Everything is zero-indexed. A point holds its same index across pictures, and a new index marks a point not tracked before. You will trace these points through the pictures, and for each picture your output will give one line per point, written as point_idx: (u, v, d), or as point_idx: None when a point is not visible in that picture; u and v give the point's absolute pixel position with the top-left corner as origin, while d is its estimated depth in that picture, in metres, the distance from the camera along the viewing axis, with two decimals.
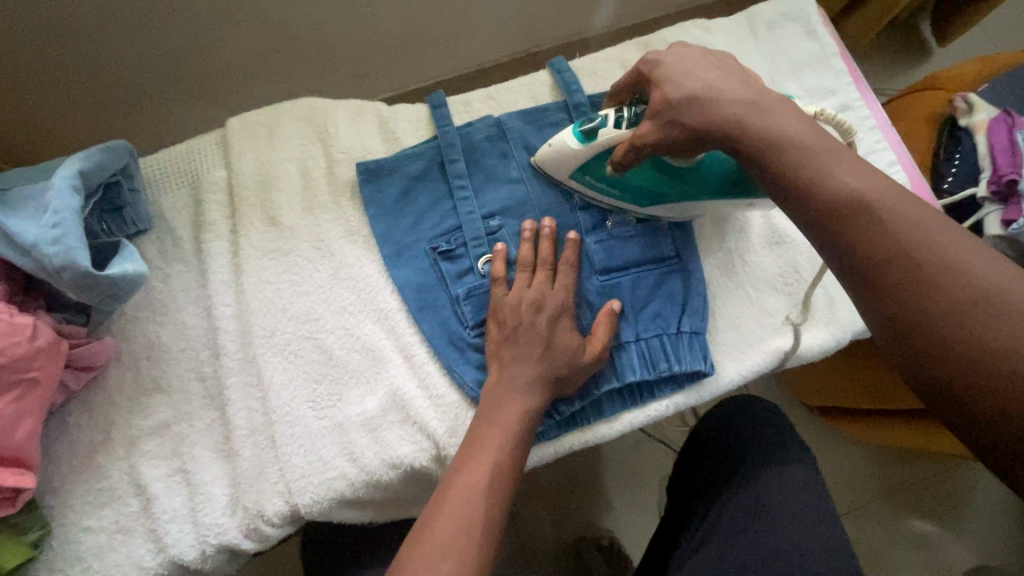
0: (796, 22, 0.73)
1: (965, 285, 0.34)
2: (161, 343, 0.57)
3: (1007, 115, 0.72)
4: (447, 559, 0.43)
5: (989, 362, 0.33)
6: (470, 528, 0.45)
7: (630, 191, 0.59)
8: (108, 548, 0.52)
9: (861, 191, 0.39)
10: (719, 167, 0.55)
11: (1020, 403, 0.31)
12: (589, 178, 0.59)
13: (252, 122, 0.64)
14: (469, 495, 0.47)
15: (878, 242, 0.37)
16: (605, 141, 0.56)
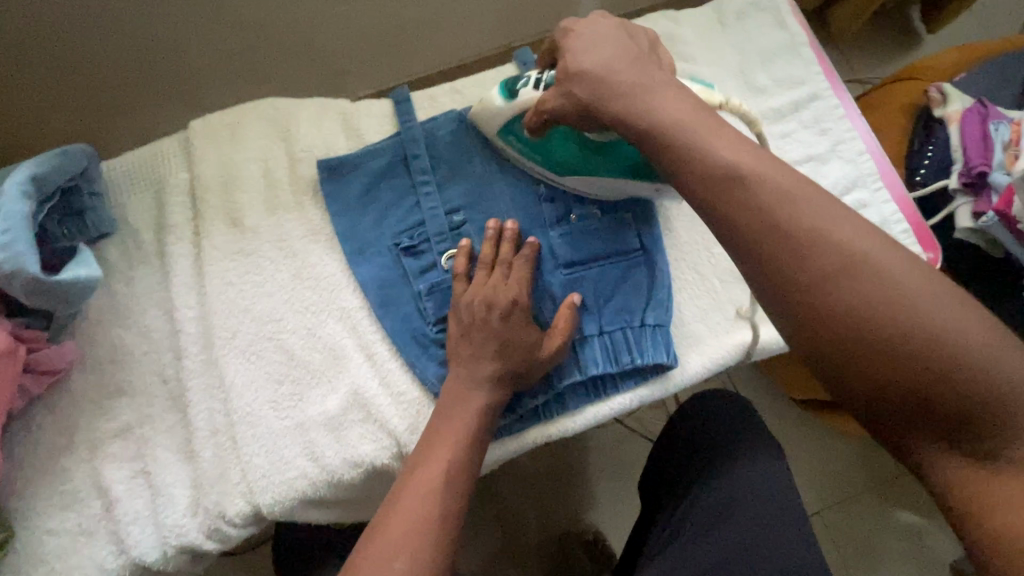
0: (766, 11, 0.72)
1: (858, 270, 0.34)
2: (124, 346, 0.57)
3: (981, 104, 0.70)
4: (402, 556, 0.43)
5: (880, 345, 0.33)
6: (425, 523, 0.45)
7: (547, 158, 0.59)
8: (71, 550, 0.52)
9: (767, 182, 0.37)
10: (629, 152, 0.55)
11: (909, 384, 0.33)
12: (514, 139, 0.60)
13: (214, 122, 0.63)
14: (426, 491, 0.46)
15: (786, 236, 0.36)
16: (521, 104, 0.56)
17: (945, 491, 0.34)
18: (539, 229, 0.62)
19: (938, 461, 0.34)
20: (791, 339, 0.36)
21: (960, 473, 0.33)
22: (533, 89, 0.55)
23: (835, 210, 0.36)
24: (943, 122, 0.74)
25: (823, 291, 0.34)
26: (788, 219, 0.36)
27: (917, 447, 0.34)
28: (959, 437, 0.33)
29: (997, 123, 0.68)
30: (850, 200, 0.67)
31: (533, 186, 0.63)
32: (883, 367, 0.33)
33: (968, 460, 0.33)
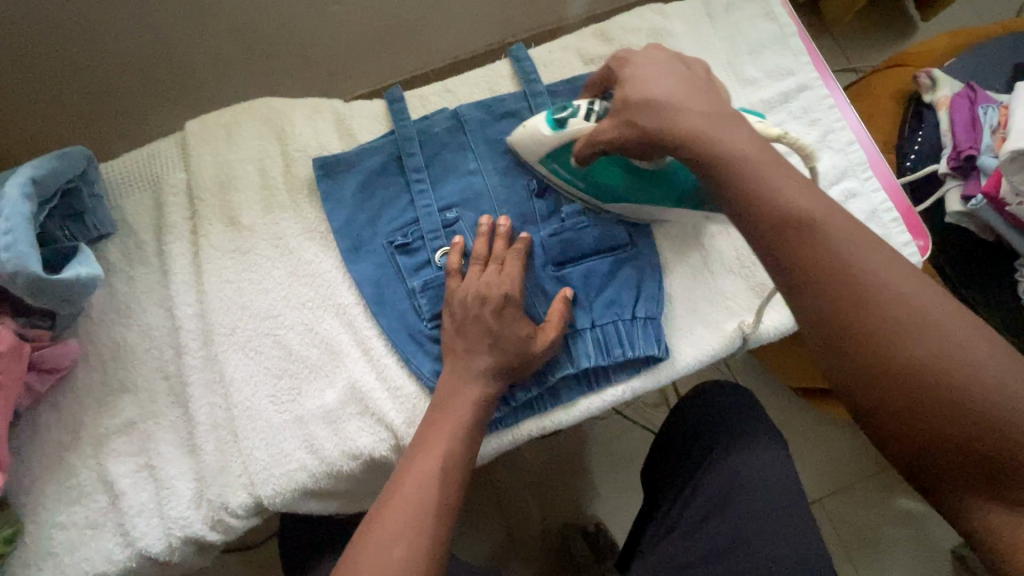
0: (754, 3, 0.72)
1: (907, 324, 0.37)
2: (126, 343, 0.59)
3: (969, 89, 0.71)
4: (401, 543, 0.45)
5: (924, 399, 0.36)
6: (423, 514, 0.46)
7: (595, 186, 0.60)
8: (78, 543, 0.53)
9: (826, 231, 0.39)
10: (686, 181, 0.56)
11: (945, 434, 0.36)
12: (559, 167, 0.60)
13: (210, 124, 0.64)
14: (424, 483, 0.48)
15: (841, 286, 0.38)
16: (570, 134, 0.57)
17: (972, 531, 0.37)
18: (531, 224, 0.63)
19: (971, 504, 0.37)
20: (843, 383, 0.39)
21: (994, 521, 0.36)
22: (585, 120, 0.55)
23: (891, 263, 0.38)
24: (932, 108, 0.75)
25: (878, 350, 0.37)
26: (844, 273, 0.38)
27: (948, 492, 0.38)
28: (996, 486, 0.36)
29: (986, 107, 0.69)
30: (839, 189, 0.67)
31: (525, 181, 0.64)
32: (925, 418, 0.36)
33: (1000, 506, 0.36)
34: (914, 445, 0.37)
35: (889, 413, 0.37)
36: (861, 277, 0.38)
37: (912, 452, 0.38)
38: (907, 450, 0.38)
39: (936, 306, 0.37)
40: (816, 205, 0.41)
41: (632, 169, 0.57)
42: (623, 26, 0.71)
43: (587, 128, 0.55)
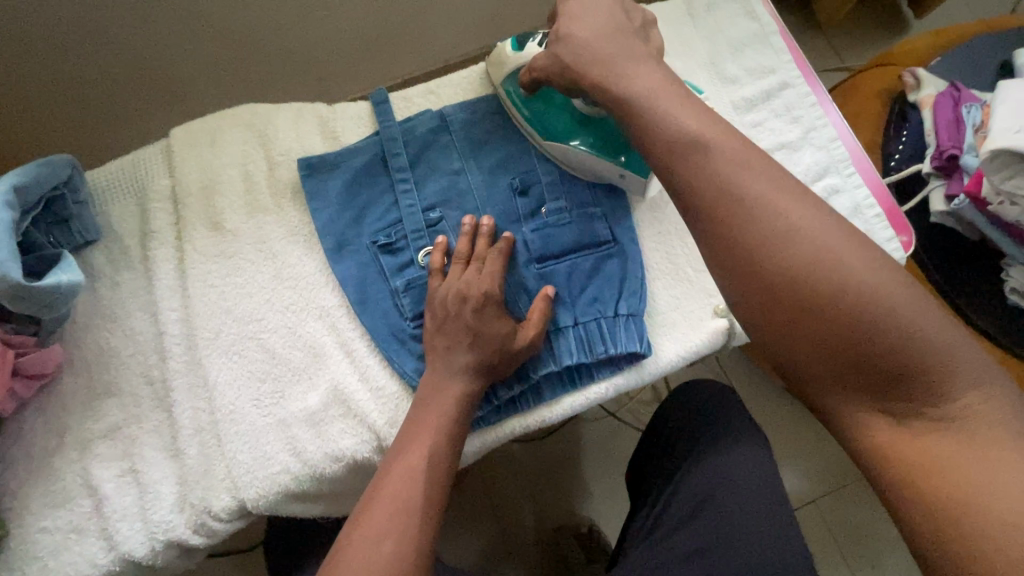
0: (736, 3, 0.73)
1: (791, 235, 0.38)
2: (110, 348, 0.59)
3: (952, 88, 0.71)
4: (390, 537, 0.45)
5: (813, 307, 0.37)
6: (410, 510, 0.46)
7: (537, 119, 0.63)
8: (62, 548, 0.54)
9: (720, 153, 0.41)
10: (613, 129, 0.60)
11: (834, 341, 0.36)
12: (513, 92, 0.63)
13: (194, 130, 0.65)
14: (409, 479, 0.48)
15: (731, 199, 0.40)
16: (522, 56, 0.61)
17: (866, 449, 0.37)
18: (514, 223, 0.63)
19: (862, 419, 0.37)
20: (741, 300, 0.40)
21: (887, 438, 0.37)
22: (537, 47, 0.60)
23: (777, 181, 0.40)
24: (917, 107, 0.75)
25: (769, 269, 0.38)
26: (734, 189, 0.40)
27: (843, 407, 0.38)
28: (886, 399, 0.37)
29: (970, 106, 0.68)
30: (821, 186, 0.67)
31: (507, 182, 0.65)
32: (815, 327, 0.37)
33: (890, 420, 0.37)
34: (809, 358, 0.37)
35: (781, 325, 0.38)
36: (749, 193, 0.40)
37: (808, 366, 0.38)
38: (804, 364, 0.38)
39: (820, 221, 0.39)
40: (725, 140, 0.42)
41: (572, 105, 0.61)
42: None
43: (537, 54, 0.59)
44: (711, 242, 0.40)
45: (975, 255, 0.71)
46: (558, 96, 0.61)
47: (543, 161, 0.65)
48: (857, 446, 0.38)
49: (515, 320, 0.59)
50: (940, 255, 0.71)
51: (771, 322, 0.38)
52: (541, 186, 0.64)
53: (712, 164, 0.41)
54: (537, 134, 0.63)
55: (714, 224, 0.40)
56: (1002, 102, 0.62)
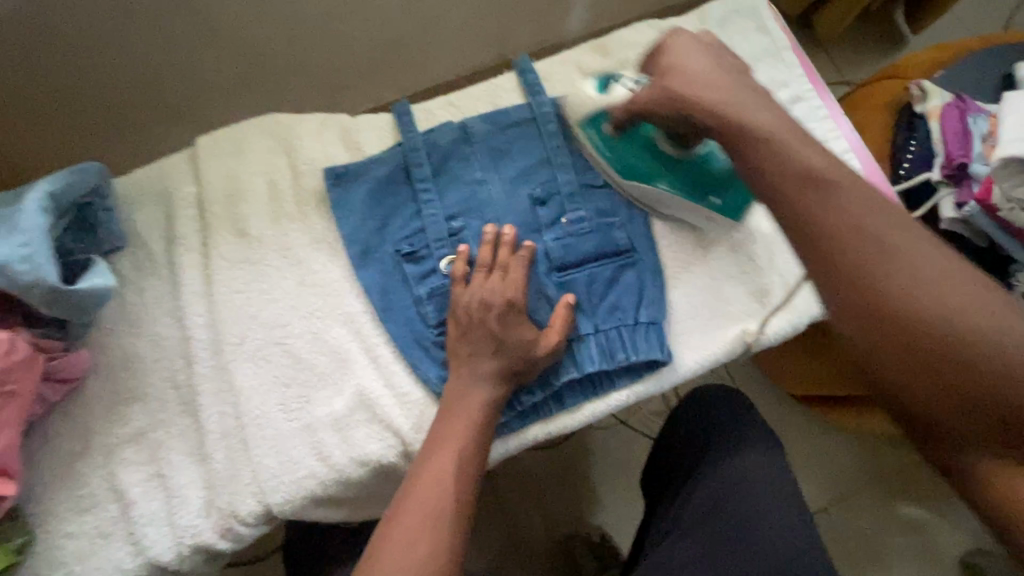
0: (747, 18, 0.75)
1: (917, 291, 0.42)
2: (136, 354, 0.59)
3: (959, 100, 0.73)
4: (423, 541, 0.46)
5: (940, 358, 0.41)
6: (441, 514, 0.47)
7: (622, 162, 0.64)
8: (89, 553, 0.54)
9: (843, 205, 0.45)
10: (714, 163, 0.63)
11: (962, 390, 0.40)
12: (594, 133, 0.64)
13: (220, 139, 0.66)
14: (439, 482, 0.49)
15: (854, 254, 0.44)
16: (612, 99, 0.62)
17: (983, 486, 0.42)
18: (535, 231, 0.65)
19: (979, 460, 0.42)
20: (868, 353, 0.43)
21: (998, 476, 0.42)
22: (628, 88, 0.62)
23: (902, 234, 0.44)
24: (924, 117, 0.76)
25: (902, 318, 0.42)
26: (861, 244, 0.44)
27: (964, 448, 0.42)
28: (1005, 441, 0.41)
29: (975, 117, 0.71)
30: None
31: (527, 191, 0.66)
32: (942, 378, 0.41)
33: (1006, 459, 0.41)
34: (935, 405, 0.41)
35: (908, 376, 0.42)
36: (876, 249, 0.43)
37: (933, 413, 0.42)
38: (929, 411, 0.42)
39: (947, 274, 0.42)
40: (847, 186, 0.46)
41: (664, 148, 0.63)
42: (621, 41, 0.73)
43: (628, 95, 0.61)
44: (841, 297, 0.44)
45: (984, 261, 0.72)
46: (648, 138, 0.63)
47: (562, 171, 0.66)
48: (971, 483, 0.43)
49: (536, 326, 0.59)
50: None
51: (899, 372, 0.42)
52: (561, 195, 0.65)
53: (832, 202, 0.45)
54: (620, 177, 0.64)
55: (838, 256, 0.44)
56: (1009, 113, 0.64)
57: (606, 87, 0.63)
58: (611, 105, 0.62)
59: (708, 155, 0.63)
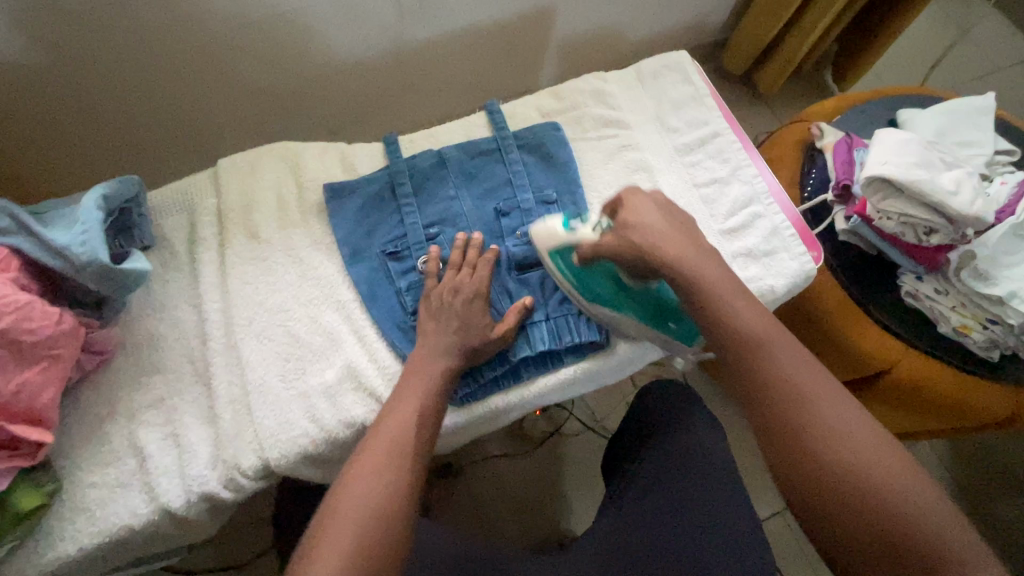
0: (675, 71, 0.92)
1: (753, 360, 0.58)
2: (158, 333, 0.70)
3: (846, 137, 0.89)
4: (389, 473, 0.54)
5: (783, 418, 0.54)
6: (404, 450, 0.56)
7: (585, 286, 0.72)
8: (108, 500, 0.62)
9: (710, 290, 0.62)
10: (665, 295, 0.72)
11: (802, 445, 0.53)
12: (561, 262, 0.72)
13: (238, 160, 0.79)
14: (399, 425, 0.58)
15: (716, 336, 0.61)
16: (579, 238, 0.71)
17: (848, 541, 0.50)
18: (498, 238, 0.78)
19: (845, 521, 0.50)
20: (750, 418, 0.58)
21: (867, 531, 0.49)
22: (593, 231, 0.71)
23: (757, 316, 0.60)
24: (823, 152, 0.93)
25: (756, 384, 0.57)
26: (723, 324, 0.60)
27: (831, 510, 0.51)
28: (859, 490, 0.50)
29: (859, 150, 0.87)
30: (747, 212, 0.83)
31: (493, 206, 0.80)
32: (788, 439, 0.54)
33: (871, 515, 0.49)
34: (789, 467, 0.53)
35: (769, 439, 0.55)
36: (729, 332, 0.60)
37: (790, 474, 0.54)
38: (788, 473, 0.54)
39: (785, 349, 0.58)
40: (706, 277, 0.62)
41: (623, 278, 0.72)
42: (573, 88, 0.90)
43: (593, 239, 0.70)
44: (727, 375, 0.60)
45: (875, 267, 0.87)
46: (606, 271, 0.72)
47: (522, 191, 0.80)
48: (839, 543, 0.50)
49: (494, 318, 0.72)
50: (848, 267, 0.87)
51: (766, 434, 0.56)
52: (520, 209, 0.79)
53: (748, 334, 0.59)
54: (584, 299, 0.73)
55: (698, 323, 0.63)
56: (874, 144, 0.79)
57: (571, 226, 0.72)
58: (576, 243, 0.71)
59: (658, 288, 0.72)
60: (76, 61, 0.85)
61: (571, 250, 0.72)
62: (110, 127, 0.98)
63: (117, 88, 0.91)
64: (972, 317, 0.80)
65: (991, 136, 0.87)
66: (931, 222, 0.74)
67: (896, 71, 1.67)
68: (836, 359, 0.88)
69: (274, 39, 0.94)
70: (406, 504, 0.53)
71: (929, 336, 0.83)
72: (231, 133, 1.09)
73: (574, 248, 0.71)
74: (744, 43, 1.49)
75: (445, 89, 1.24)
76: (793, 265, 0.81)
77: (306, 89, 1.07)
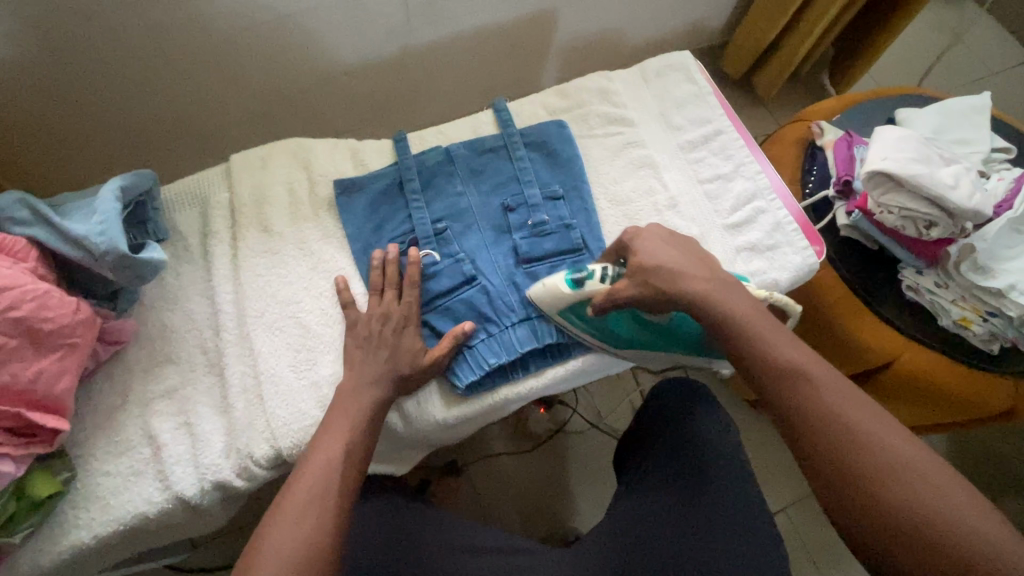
0: (678, 71, 0.94)
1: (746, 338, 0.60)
2: (172, 325, 0.71)
3: (846, 134, 0.91)
4: (313, 516, 0.54)
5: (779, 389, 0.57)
6: (332, 486, 0.56)
7: (605, 332, 0.73)
8: (122, 488, 0.63)
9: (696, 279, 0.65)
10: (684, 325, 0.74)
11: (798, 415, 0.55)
12: (575, 318, 0.72)
13: (250, 156, 0.81)
14: (333, 460, 0.58)
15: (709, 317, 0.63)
16: (589, 292, 0.70)
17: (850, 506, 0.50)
18: (506, 232, 0.79)
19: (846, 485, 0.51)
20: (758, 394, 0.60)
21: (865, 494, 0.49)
22: (602, 283, 0.70)
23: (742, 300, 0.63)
24: (823, 149, 0.95)
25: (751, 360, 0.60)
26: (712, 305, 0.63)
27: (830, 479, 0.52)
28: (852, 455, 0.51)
29: (859, 147, 0.89)
30: (750, 207, 0.84)
31: (501, 201, 0.81)
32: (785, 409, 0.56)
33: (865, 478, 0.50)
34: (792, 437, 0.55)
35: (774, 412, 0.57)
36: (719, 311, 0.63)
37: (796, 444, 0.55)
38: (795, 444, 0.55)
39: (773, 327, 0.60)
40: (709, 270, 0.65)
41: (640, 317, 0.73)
42: (578, 87, 0.91)
43: (605, 291, 0.69)
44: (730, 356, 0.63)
45: (877, 262, 0.88)
46: (623, 314, 0.73)
47: (530, 186, 0.81)
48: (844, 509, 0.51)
49: (426, 341, 0.72)
50: (850, 262, 0.88)
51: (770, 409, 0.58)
52: (528, 204, 0.80)
53: (765, 352, 0.59)
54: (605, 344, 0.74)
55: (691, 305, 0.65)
56: (874, 141, 0.81)
57: (580, 283, 0.69)
58: (591, 299, 0.70)
59: (677, 319, 0.74)
60: (90, 60, 0.86)
61: (583, 304, 0.71)
62: (121, 126, 0.99)
63: (129, 87, 0.93)
64: (972, 310, 0.81)
65: (987, 135, 0.88)
66: (930, 215, 0.75)
67: (892, 75, 1.70)
68: (839, 352, 0.90)
69: (285, 40, 0.96)
70: (335, 543, 0.53)
71: (931, 328, 0.85)
72: (239, 132, 1.10)
73: (587, 301, 0.71)
74: (744, 46, 1.52)
75: (450, 90, 1.26)
76: (797, 259, 0.82)
77: (314, 90, 1.09)
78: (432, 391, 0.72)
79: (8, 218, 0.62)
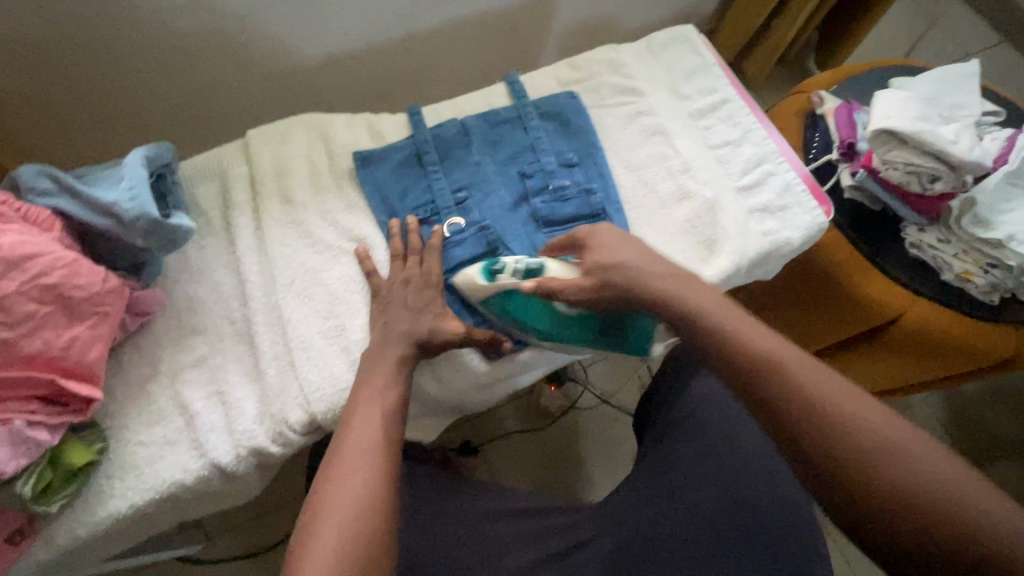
0: (683, 43, 0.96)
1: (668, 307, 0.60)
2: (198, 296, 0.71)
3: (846, 102, 0.95)
4: (364, 469, 0.54)
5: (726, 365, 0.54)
6: (382, 443, 0.57)
7: (526, 325, 0.70)
8: (156, 457, 0.62)
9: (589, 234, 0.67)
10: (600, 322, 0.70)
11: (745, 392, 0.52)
12: (497, 310, 0.70)
13: (267, 129, 0.80)
14: (376, 424, 0.58)
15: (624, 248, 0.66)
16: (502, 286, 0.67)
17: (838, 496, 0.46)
18: (525, 200, 0.80)
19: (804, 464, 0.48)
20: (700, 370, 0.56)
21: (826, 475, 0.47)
22: (511, 274, 0.67)
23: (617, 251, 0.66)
24: (824, 117, 0.98)
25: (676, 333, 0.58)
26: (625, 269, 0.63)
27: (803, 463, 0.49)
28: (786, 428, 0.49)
29: (860, 113, 0.93)
30: (760, 170, 0.86)
31: (519, 170, 0.82)
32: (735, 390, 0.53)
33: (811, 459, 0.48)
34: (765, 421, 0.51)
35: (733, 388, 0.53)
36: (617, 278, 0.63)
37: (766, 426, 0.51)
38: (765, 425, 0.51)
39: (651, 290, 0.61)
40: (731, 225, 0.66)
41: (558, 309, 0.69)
42: (588, 60, 0.93)
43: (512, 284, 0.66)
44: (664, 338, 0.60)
45: (880, 222, 0.92)
46: (541, 306, 0.69)
47: (547, 155, 0.83)
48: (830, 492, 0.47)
49: (449, 298, 0.73)
50: (857, 224, 0.92)
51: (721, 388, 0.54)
52: (545, 172, 0.82)
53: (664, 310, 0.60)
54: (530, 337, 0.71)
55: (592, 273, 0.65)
56: (875, 102, 0.84)
57: (492, 275, 0.68)
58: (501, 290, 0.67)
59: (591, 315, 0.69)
60: (94, 39, 0.85)
61: (498, 296, 0.69)
62: (123, 110, 0.98)
63: (129, 69, 0.91)
64: (973, 263, 0.85)
65: (979, 100, 0.91)
66: (934, 169, 0.79)
67: (875, 57, 1.75)
68: (846, 310, 0.93)
69: (294, 21, 0.96)
70: (394, 487, 0.55)
71: (935, 284, 0.88)
72: (244, 116, 1.10)
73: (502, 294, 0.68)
74: (735, 30, 1.55)
75: (451, 73, 1.26)
76: (806, 218, 0.84)
77: (318, 74, 1.09)
78: (465, 363, 0.72)
79: (30, 188, 0.61)
